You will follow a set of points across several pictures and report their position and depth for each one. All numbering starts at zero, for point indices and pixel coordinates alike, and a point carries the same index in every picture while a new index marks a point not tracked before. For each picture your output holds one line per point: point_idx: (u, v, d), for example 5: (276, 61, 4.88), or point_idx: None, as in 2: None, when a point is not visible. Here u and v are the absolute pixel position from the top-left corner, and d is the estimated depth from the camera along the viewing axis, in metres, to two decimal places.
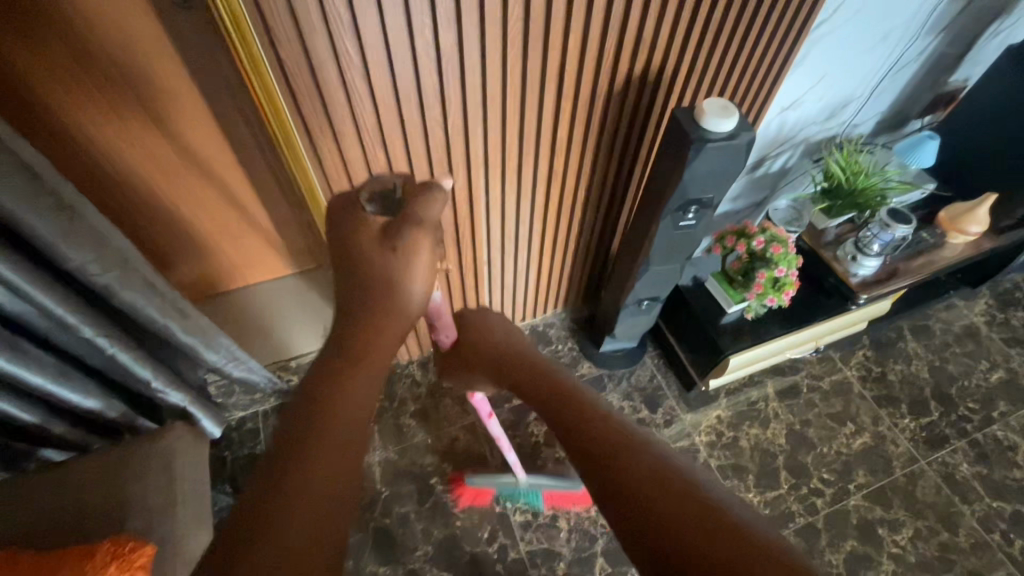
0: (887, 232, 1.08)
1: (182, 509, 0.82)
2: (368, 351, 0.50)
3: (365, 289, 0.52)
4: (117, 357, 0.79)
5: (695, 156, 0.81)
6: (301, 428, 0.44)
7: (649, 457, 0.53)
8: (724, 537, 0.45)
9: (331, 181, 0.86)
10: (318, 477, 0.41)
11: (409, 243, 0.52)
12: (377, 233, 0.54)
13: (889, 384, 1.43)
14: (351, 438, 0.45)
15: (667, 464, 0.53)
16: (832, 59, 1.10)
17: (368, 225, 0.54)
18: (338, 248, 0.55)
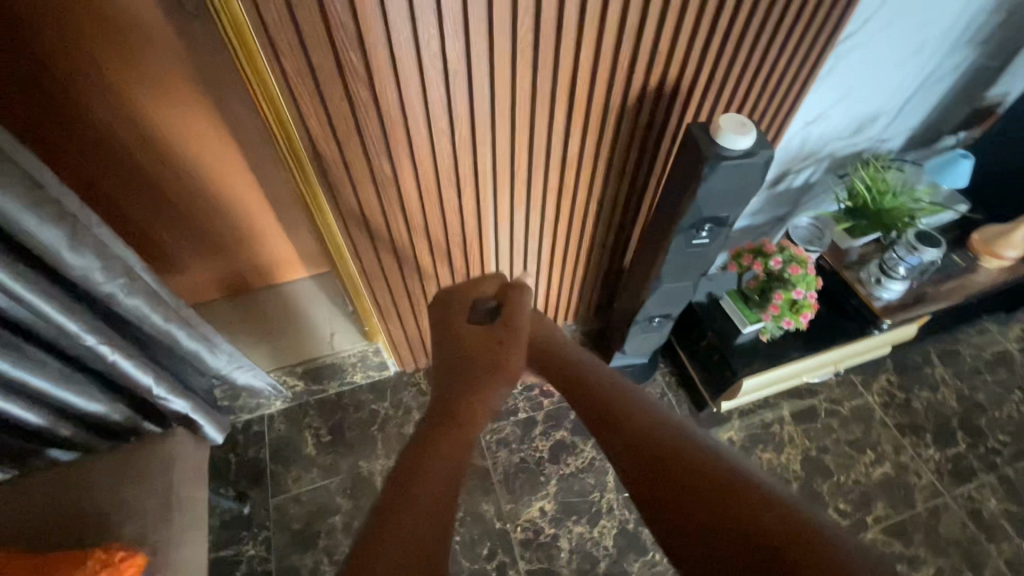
0: (915, 255, 1.03)
1: (179, 517, 0.80)
2: (469, 405, 0.72)
3: (466, 364, 0.76)
4: (119, 364, 0.78)
5: (709, 174, 0.78)
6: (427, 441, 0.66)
7: (680, 442, 0.62)
8: (747, 508, 0.53)
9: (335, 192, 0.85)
10: (435, 471, 0.61)
11: (511, 350, 0.77)
12: (486, 335, 0.78)
13: (913, 412, 1.37)
14: (457, 442, 0.66)
15: (699, 452, 0.61)
16: (860, 72, 1.06)
17: (479, 329, 0.79)
18: (452, 341, 0.80)
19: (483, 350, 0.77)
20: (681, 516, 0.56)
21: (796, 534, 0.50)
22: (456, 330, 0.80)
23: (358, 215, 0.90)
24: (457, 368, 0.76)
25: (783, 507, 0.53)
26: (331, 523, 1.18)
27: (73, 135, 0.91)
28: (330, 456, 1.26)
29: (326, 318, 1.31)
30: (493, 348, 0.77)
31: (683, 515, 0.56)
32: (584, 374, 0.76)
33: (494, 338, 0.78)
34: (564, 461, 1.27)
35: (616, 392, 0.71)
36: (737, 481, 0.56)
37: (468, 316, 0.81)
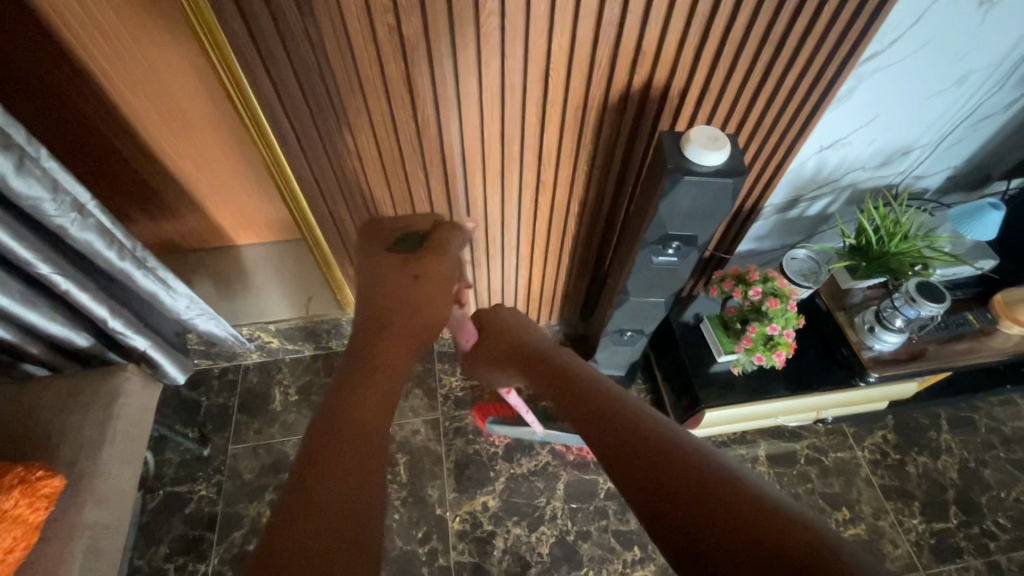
0: (912, 308, 0.92)
1: (112, 447, 0.84)
2: (388, 354, 0.63)
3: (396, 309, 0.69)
4: (72, 295, 0.82)
5: (670, 187, 0.73)
6: (342, 396, 0.56)
7: (674, 441, 0.51)
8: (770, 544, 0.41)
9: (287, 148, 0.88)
10: (353, 429, 0.52)
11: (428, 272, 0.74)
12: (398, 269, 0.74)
13: (905, 476, 1.26)
14: (383, 385, 0.58)
15: (718, 472, 0.47)
16: (887, 99, 0.95)
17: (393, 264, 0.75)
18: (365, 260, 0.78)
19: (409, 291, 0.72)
20: (671, 513, 0.46)
21: (829, 551, 0.40)
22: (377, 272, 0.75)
23: (320, 177, 0.93)
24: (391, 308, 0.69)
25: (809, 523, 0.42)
26: (280, 479, 1.22)
27: (74, 77, 0.95)
28: (292, 415, 1.30)
29: (308, 283, 1.31)
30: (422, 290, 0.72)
31: (677, 508, 0.46)
32: (565, 366, 0.70)
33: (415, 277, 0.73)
34: (517, 461, 1.25)
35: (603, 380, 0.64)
36: (744, 480, 0.47)
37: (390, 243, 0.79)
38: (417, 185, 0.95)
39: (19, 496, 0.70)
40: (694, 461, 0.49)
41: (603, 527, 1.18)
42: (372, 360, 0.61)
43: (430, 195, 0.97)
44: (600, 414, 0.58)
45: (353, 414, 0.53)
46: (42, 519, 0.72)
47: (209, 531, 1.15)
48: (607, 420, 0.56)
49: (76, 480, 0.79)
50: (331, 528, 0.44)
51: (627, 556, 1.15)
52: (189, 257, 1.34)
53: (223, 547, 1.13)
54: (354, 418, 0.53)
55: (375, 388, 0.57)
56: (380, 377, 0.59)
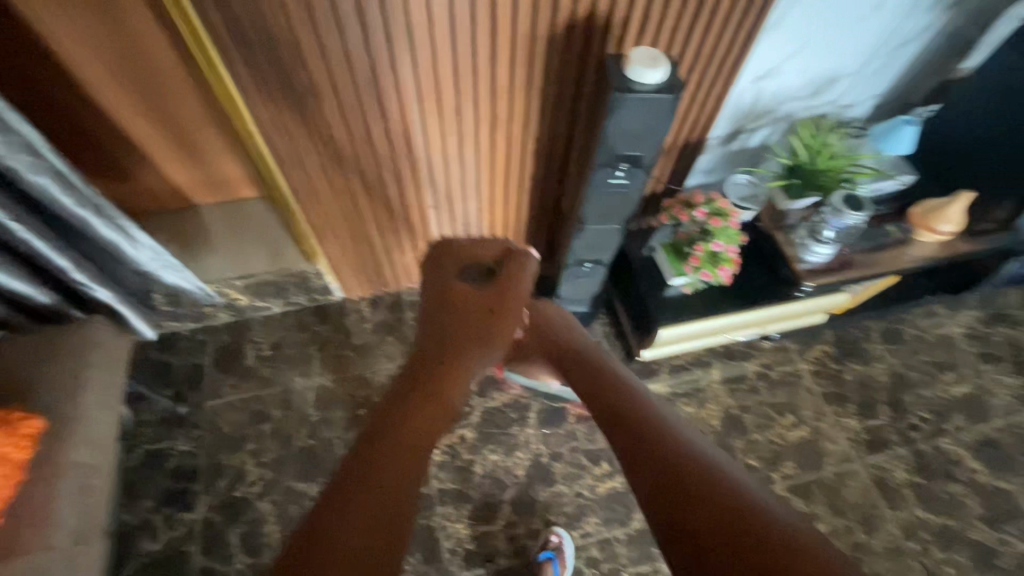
0: (839, 218, 1.02)
1: (88, 393, 0.85)
2: (450, 376, 0.73)
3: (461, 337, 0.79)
4: (31, 244, 0.82)
5: (616, 105, 0.78)
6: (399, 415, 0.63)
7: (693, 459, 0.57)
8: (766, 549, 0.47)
9: (245, 93, 0.89)
10: (394, 463, 0.55)
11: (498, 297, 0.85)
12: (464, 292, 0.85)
13: (842, 382, 1.39)
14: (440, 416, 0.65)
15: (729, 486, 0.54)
16: (813, 26, 1.02)
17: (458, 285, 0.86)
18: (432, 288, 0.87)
19: (480, 322, 0.82)
20: (675, 516, 0.52)
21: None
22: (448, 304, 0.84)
23: (276, 118, 0.93)
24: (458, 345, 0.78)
25: (817, 548, 0.47)
26: (260, 429, 1.25)
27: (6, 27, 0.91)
28: (268, 368, 1.32)
29: (272, 238, 1.31)
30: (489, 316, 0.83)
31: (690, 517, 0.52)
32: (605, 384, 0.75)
33: (489, 311, 0.83)
34: (491, 396, 1.32)
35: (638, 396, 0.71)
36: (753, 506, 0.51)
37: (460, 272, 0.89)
38: (376, 130, 0.97)
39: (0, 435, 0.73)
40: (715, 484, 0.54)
41: (573, 447, 1.26)
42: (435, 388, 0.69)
43: (389, 139, 1.00)
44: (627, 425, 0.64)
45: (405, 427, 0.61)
46: (27, 458, 0.75)
47: (193, 482, 1.18)
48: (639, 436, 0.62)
49: (55, 423, 0.80)
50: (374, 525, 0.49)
51: (597, 471, 1.24)
52: (145, 219, 1.31)
53: (209, 495, 1.16)
54: (400, 451, 0.57)
55: (430, 404, 0.67)
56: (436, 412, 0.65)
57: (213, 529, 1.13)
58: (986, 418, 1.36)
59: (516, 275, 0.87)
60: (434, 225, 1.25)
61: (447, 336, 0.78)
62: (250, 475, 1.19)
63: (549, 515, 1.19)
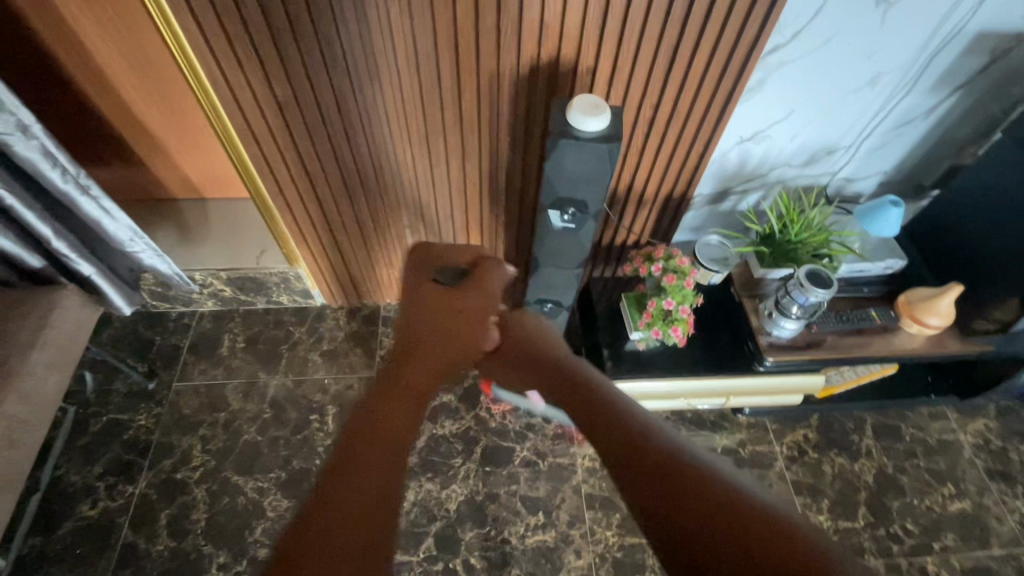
0: (802, 294, 0.96)
1: (39, 353, 0.92)
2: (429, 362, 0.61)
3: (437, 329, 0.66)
4: (19, 212, 0.91)
5: (553, 149, 0.78)
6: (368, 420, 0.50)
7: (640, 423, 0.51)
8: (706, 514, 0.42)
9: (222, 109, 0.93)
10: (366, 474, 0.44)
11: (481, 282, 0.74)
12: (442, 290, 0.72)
13: (818, 473, 1.28)
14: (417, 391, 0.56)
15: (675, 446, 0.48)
16: (800, 93, 0.99)
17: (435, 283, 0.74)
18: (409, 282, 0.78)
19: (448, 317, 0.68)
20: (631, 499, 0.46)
21: (795, 551, 0.39)
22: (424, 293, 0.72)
23: (252, 129, 0.97)
24: (434, 337, 0.65)
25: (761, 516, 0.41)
26: (215, 417, 1.29)
27: (46, 27, 1.03)
28: (237, 360, 1.37)
29: (262, 237, 1.38)
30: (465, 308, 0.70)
31: (672, 518, 0.42)
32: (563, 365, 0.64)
33: (455, 308, 0.70)
34: (441, 422, 1.31)
35: (624, 409, 0.53)
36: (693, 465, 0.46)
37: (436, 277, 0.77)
38: (347, 147, 1.02)
39: None
40: (667, 461, 0.46)
41: (511, 491, 1.22)
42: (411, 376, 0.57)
43: (361, 157, 1.04)
44: (578, 398, 0.57)
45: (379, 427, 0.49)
46: None
47: (142, 457, 1.23)
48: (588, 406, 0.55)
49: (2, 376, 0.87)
50: (350, 549, 0.40)
51: (530, 520, 1.19)
52: (156, 206, 1.42)
53: (153, 473, 1.21)
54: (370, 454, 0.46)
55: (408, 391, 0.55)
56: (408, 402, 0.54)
57: (147, 505, 1.17)
58: (983, 543, 1.20)
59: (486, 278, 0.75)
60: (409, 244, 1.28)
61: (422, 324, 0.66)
62: (194, 460, 1.23)
63: (470, 557, 1.14)
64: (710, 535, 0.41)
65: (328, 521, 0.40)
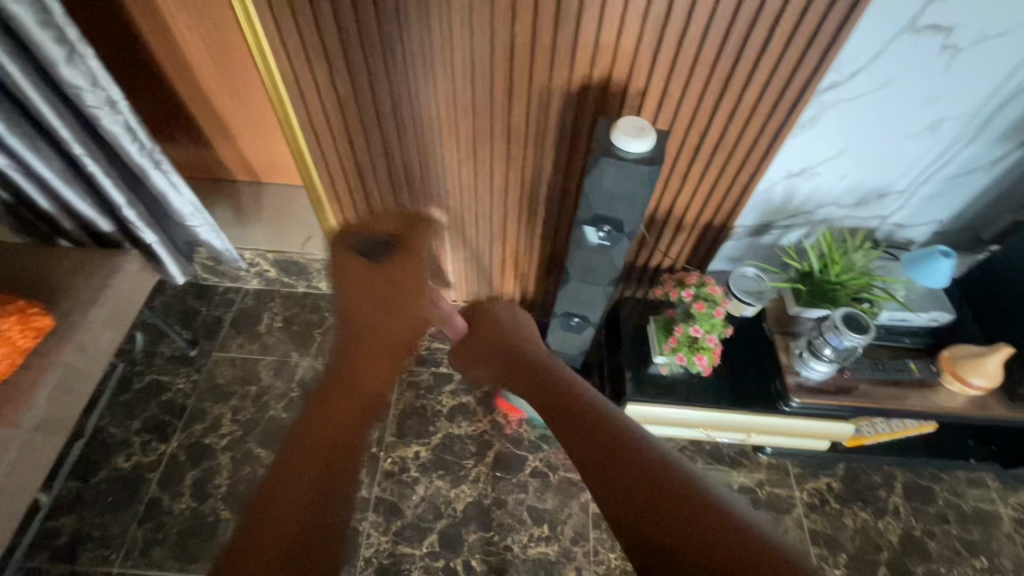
0: (836, 338, 0.93)
1: (98, 311, 0.99)
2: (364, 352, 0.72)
3: (371, 306, 0.79)
4: (98, 178, 1.00)
5: (594, 166, 0.80)
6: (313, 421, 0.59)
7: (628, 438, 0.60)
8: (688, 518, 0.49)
9: (288, 102, 0.99)
10: (310, 454, 0.55)
11: (403, 253, 0.87)
12: (362, 264, 0.83)
13: (839, 525, 1.22)
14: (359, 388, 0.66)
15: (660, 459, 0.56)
16: (854, 132, 0.97)
17: (358, 257, 0.85)
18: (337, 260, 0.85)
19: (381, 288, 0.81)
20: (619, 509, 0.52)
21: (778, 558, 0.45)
22: (347, 268, 0.83)
23: (313, 123, 1.03)
24: (371, 312, 0.78)
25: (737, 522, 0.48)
26: (246, 390, 1.35)
27: (140, 14, 1.12)
28: (273, 338, 1.44)
29: (309, 224, 1.44)
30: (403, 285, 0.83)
31: (659, 523, 0.49)
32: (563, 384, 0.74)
33: (373, 277, 0.82)
34: (458, 423, 1.33)
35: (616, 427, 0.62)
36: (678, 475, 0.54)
37: (356, 247, 0.86)
38: (399, 146, 1.06)
39: (15, 321, 0.87)
40: (653, 472, 0.54)
41: (519, 499, 1.23)
42: (348, 369, 0.69)
43: (410, 157, 1.08)
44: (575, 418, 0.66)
45: (330, 412, 0.61)
46: (27, 346, 0.89)
47: (176, 419, 1.30)
48: (580, 422, 0.65)
49: (63, 327, 0.95)
50: (304, 493, 0.52)
51: (534, 531, 1.19)
52: (217, 186, 1.51)
53: (184, 435, 1.28)
54: (317, 434, 0.58)
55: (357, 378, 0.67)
56: (356, 399, 0.64)
57: (175, 464, 1.24)
58: None
59: (412, 246, 0.89)
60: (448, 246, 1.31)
61: (359, 306, 0.79)
62: (222, 428, 1.29)
63: (471, 559, 1.15)
64: (709, 546, 0.46)
65: (283, 489, 0.52)
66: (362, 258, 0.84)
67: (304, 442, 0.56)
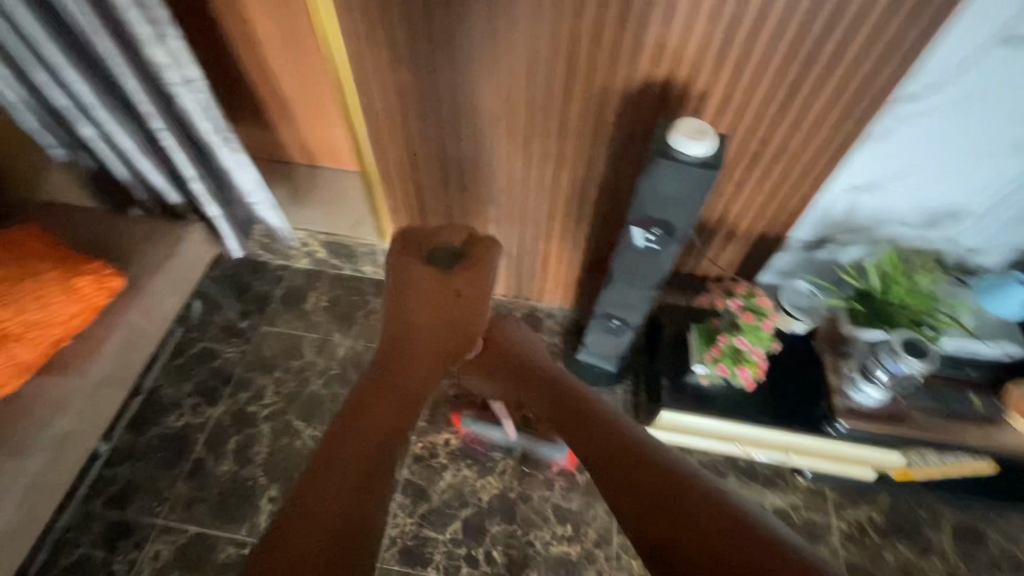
0: (893, 362, 0.90)
1: (163, 277, 1.05)
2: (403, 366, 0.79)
3: (439, 331, 0.87)
4: (173, 152, 1.06)
5: (649, 167, 0.79)
6: (360, 405, 0.68)
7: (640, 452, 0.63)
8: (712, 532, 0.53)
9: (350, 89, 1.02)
10: (339, 471, 0.58)
11: (472, 282, 0.91)
12: (429, 275, 0.91)
13: (877, 559, 1.17)
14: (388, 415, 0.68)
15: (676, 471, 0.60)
16: (927, 148, 0.92)
17: (424, 272, 0.91)
18: (399, 267, 0.92)
19: (446, 306, 0.88)
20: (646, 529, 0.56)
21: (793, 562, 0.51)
22: (415, 277, 0.90)
23: (373, 110, 1.06)
24: (418, 318, 0.86)
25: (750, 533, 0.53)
26: (289, 364, 1.41)
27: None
28: (318, 316, 1.49)
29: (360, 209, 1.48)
30: (456, 309, 0.89)
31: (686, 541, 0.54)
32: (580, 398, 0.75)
33: (448, 295, 0.89)
34: None
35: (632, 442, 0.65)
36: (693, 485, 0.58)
37: (426, 261, 0.93)
38: (453, 137, 1.08)
39: (92, 280, 0.94)
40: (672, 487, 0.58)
41: (544, 496, 1.23)
42: (402, 383, 0.75)
43: (463, 149, 1.10)
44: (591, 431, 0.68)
45: (375, 414, 0.67)
46: (100, 304, 0.96)
47: (223, 385, 1.37)
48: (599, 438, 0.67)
49: (132, 289, 1.01)
50: (337, 501, 0.55)
51: (557, 529, 1.19)
52: (277, 167, 1.57)
53: (230, 401, 1.34)
54: (341, 463, 0.59)
55: (387, 395, 0.71)
56: (393, 413, 0.69)
57: (220, 428, 1.30)
58: None
59: (482, 261, 0.93)
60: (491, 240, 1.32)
61: (411, 332, 0.85)
62: (265, 399, 1.35)
63: (493, 550, 1.16)
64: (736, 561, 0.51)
65: (315, 503, 0.54)
66: (430, 273, 0.91)
67: (339, 457, 0.59)
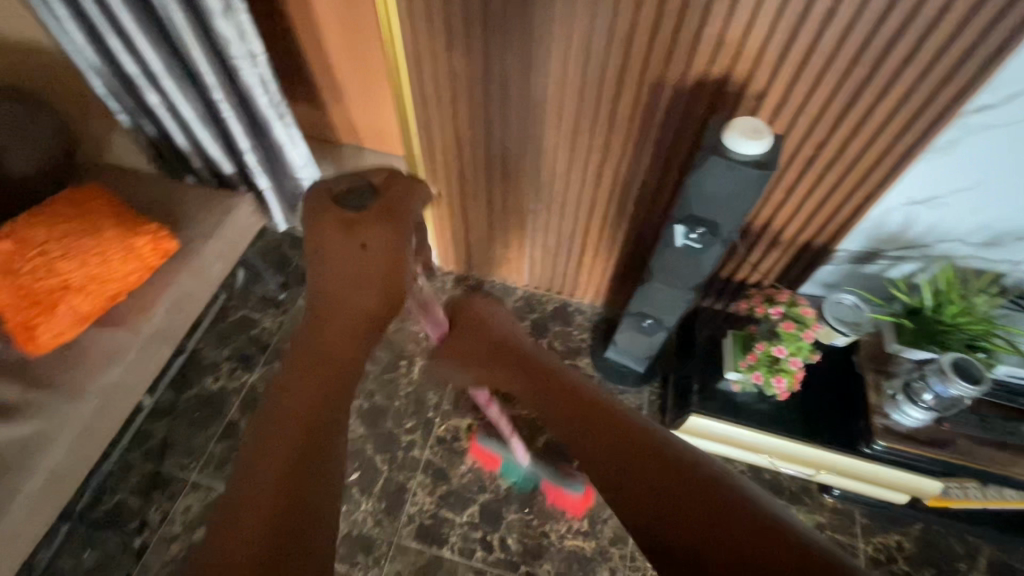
0: (942, 384, 0.85)
1: (213, 243, 1.09)
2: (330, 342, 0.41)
3: (347, 299, 0.44)
4: (230, 124, 1.10)
5: (699, 164, 0.77)
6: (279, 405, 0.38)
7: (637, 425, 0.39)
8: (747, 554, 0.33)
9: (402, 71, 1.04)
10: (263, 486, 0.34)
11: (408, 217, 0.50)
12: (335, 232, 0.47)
13: None
14: (297, 437, 0.37)
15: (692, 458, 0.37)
16: (995, 164, 0.88)
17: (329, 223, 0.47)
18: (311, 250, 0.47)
19: (355, 268, 0.45)
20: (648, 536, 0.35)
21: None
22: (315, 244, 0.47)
23: (423, 93, 1.07)
24: (337, 285, 0.44)
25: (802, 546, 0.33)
26: None
27: None
28: None
29: None
30: (378, 269, 0.46)
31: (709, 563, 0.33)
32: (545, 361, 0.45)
33: (354, 245, 0.46)
34: None
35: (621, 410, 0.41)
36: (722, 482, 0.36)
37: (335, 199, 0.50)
38: (501, 125, 1.08)
39: (149, 241, 0.98)
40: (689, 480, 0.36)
41: None
42: (308, 383, 0.39)
43: (509, 137, 1.10)
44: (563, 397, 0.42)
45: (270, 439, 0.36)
46: (155, 264, 1.01)
47: (259, 353, 1.42)
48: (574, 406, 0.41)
49: (183, 253, 1.05)
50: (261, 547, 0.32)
51: (574, 523, 1.19)
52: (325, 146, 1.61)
53: (264, 369, 1.39)
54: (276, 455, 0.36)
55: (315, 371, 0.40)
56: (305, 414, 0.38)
57: (254, 394, 1.35)
58: None
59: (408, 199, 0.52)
60: (529, 230, 1.33)
61: (329, 293, 0.44)
62: None
63: (508, 537, 1.17)
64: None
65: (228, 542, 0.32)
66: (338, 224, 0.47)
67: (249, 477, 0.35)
